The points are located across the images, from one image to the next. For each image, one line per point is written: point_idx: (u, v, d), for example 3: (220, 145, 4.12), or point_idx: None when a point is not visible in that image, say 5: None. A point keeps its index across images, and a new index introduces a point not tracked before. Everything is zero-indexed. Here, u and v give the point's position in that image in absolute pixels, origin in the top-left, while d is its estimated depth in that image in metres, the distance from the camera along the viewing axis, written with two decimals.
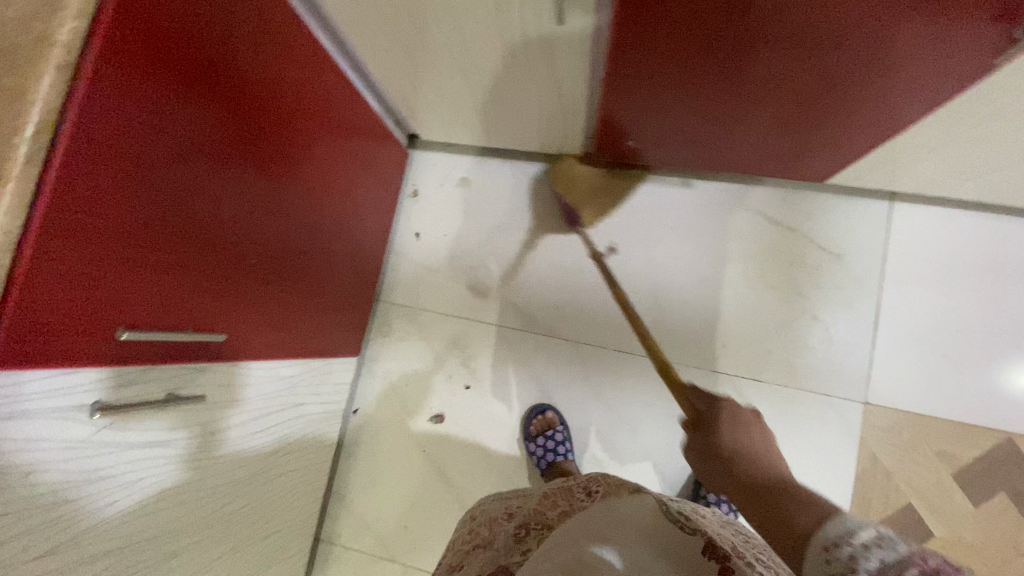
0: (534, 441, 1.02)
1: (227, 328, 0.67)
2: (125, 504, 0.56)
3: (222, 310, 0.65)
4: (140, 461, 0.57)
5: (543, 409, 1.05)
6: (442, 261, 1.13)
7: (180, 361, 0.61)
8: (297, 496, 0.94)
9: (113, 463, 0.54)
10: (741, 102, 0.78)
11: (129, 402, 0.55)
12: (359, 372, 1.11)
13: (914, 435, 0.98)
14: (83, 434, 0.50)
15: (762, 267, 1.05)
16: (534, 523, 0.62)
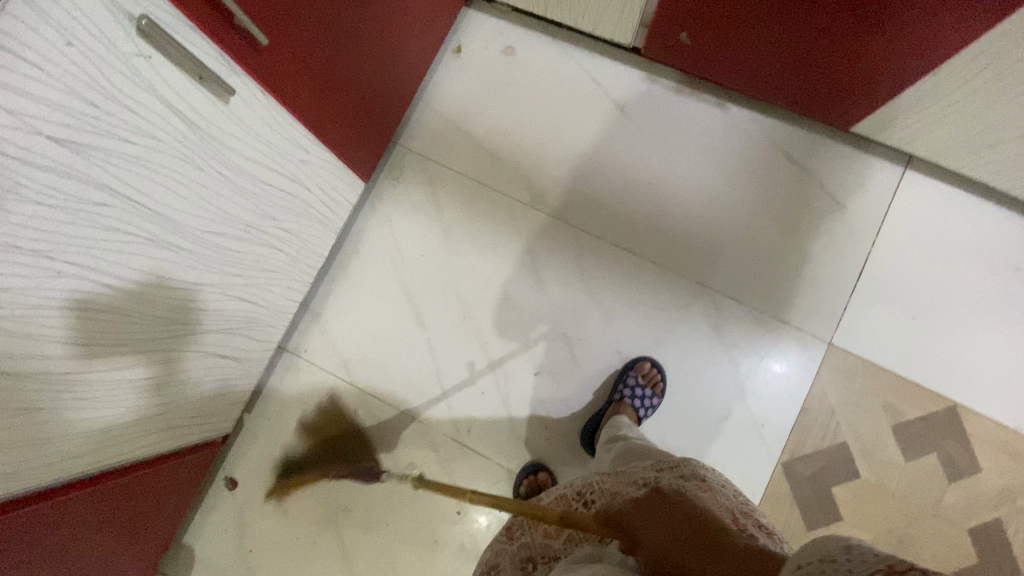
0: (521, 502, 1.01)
1: (275, 55, 0.68)
2: (94, 419, 0.69)
3: (274, 27, 0.65)
4: (114, 393, 0.69)
5: (535, 470, 1.04)
6: (468, 121, 1.15)
7: (232, 58, 0.62)
8: (282, 285, 0.95)
9: (89, 396, 0.66)
10: (804, 7, 0.80)
11: (106, 350, 0.64)
12: (364, 204, 1.14)
13: (868, 384, 1.03)
14: (67, 375, 0.61)
15: (770, 198, 1.08)
16: (545, 556, 0.68)
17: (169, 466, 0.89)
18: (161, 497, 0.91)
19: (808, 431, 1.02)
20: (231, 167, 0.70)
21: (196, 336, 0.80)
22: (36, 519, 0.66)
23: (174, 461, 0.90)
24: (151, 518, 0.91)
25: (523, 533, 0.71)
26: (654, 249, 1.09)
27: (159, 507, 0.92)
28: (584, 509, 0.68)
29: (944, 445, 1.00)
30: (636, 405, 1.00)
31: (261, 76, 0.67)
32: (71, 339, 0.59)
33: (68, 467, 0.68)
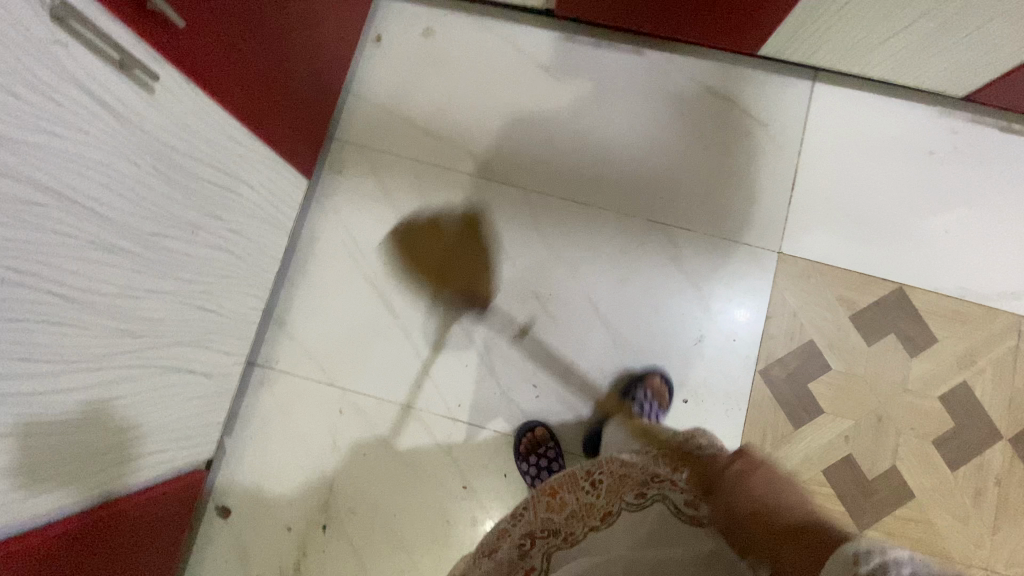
0: (526, 460, 1.02)
1: (193, 43, 0.67)
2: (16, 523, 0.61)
3: (193, 16, 0.65)
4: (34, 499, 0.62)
5: (533, 426, 1.05)
6: (399, 105, 1.16)
7: (147, 44, 0.60)
8: (241, 291, 0.93)
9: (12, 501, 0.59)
10: None
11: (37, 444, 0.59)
12: (310, 205, 1.13)
13: (821, 282, 1.09)
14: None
15: (699, 129, 1.14)
16: (543, 531, 0.70)
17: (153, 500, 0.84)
18: (149, 536, 0.85)
19: (776, 337, 1.07)
20: (168, 162, 0.68)
21: (158, 350, 0.77)
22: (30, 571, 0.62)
23: (156, 495, 0.84)
24: (141, 561, 0.85)
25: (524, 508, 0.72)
26: (602, 195, 1.13)
27: (147, 549, 0.86)
28: (586, 487, 0.69)
29: (900, 324, 1.08)
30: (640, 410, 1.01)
31: (184, 66, 0.67)
32: (25, 355, 0.55)
33: (41, 505, 0.63)
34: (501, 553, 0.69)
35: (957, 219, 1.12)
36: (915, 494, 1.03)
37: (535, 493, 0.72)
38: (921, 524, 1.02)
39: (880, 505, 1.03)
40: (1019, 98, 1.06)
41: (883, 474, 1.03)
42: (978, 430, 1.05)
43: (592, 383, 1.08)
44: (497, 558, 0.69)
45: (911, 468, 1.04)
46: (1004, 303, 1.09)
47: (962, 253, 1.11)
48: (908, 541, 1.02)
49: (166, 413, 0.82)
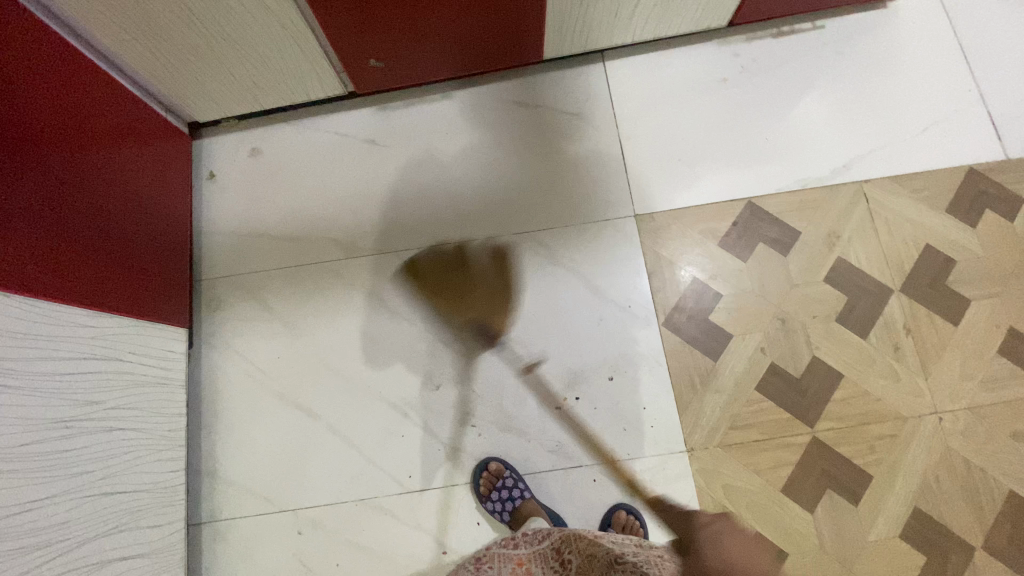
0: (491, 499, 1.03)
1: (8, 259, 0.71)
2: None
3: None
4: None
5: (486, 463, 1.06)
6: (252, 227, 1.21)
7: None
8: (151, 461, 0.93)
9: None
10: None
11: None
12: (201, 350, 1.15)
13: (682, 225, 1.16)
14: None
15: (524, 139, 1.23)
16: None
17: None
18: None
19: (665, 288, 1.13)
20: (13, 372, 0.70)
21: (73, 553, 0.75)
22: None
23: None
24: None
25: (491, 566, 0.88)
26: (464, 229, 1.19)
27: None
28: (555, 565, 0.85)
29: (763, 232, 1.16)
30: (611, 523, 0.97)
31: (7, 280, 0.71)
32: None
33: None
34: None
35: (771, 124, 1.22)
36: (843, 374, 1.08)
37: (506, 557, 0.90)
38: (860, 398, 1.07)
39: (818, 397, 1.07)
40: (769, 9, 1.19)
41: (808, 368, 1.09)
42: (871, 295, 1.12)
43: (523, 400, 1.10)
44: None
45: (829, 352, 1.09)
46: (840, 177, 1.19)
47: (788, 151, 1.21)
48: (857, 418, 1.06)
49: None
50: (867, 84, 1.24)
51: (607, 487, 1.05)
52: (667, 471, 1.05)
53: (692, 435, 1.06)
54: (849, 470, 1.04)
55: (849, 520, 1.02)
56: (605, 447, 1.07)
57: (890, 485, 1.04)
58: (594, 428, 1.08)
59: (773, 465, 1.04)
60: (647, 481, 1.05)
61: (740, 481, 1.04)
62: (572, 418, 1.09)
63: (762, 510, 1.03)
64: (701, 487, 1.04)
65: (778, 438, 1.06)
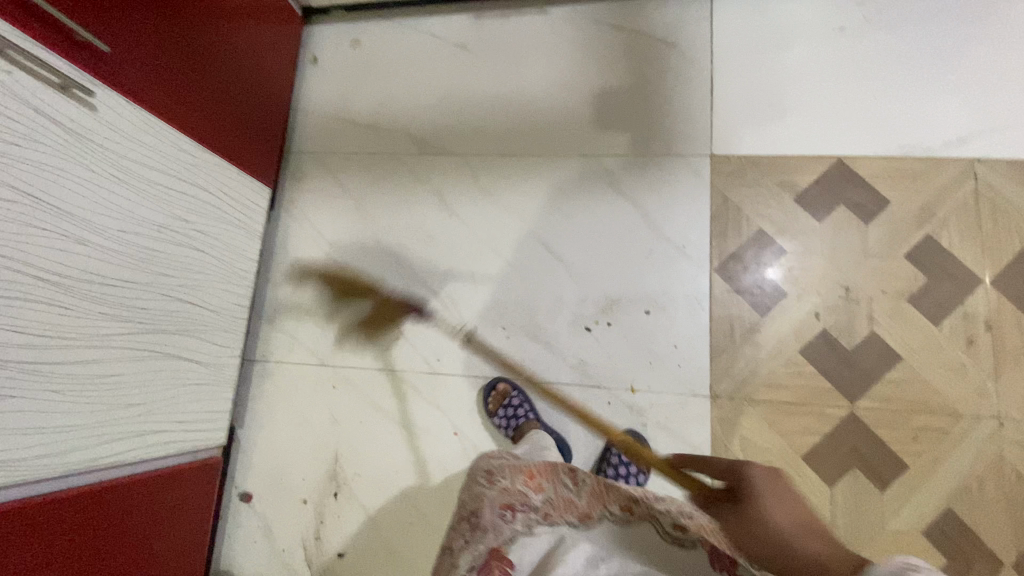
0: (498, 415, 1.08)
1: (134, 74, 0.83)
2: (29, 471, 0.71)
3: (126, 52, 0.81)
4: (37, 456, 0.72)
5: (495, 383, 1.11)
6: (340, 111, 1.29)
7: (95, 75, 0.77)
8: (222, 288, 1.05)
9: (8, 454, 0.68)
10: None
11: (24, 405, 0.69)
12: (279, 212, 1.26)
13: (758, 174, 1.11)
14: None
15: (612, 62, 1.21)
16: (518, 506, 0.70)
17: (158, 483, 0.92)
18: (162, 519, 0.93)
19: (725, 233, 1.09)
20: (123, 168, 0.82)
21: (151, 334, 0.89)
22: (51, 516, 0.73)
23: (162, 477, 0.92)
24: (159, 543, 0.92)
25: (503, 478, 0.75)
26: (534, 142, 1.20)
27: (163, 531, 0.93)
28: (568, 480, 0.73)
29: (846, 195, 1.08)
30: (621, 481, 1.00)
31: (130, 92, 0.83)
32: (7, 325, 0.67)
33: (46, 468, 0.73)
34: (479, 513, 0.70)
35: (883, 84, 1.12)
36: (901, 356, 1.01)
37: (517, 469, 0.76)
38: (914, 384, 1.00)
39: (866, 374, 1.01)
40: None
41: (863, 343, 1.02)
42: (956, 281, 1.03)
43: (557, 316, 1.12)
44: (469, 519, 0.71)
45: (891, 331, 1.02)
46: (949, 152, 1.08)
47: (895, 116, 1.11)
48: (906, 404, 0.99)
49: (169, 396, 0.93)
50: (1011, 55, 1.10)
51: (622, 413, 1.06)
52: (685, 410, 1.04)
53: (720, 382, 1.04)
54: (884, 455, 0.98)
55: (870, 504, 0.97)
56: (628, 375, 1.07)
57: (926, 479, 0.97)
58: (621, 355, 1.08)
59: (800, 430, 1.00)
60: (662, 416, 1.04)
61: (760, 437, 1.01)
62: (601, 341, 1.10)
63: (777, 470, 0.99)
64: (717, 435, 1.02)
65: (812, 405, 1.01)
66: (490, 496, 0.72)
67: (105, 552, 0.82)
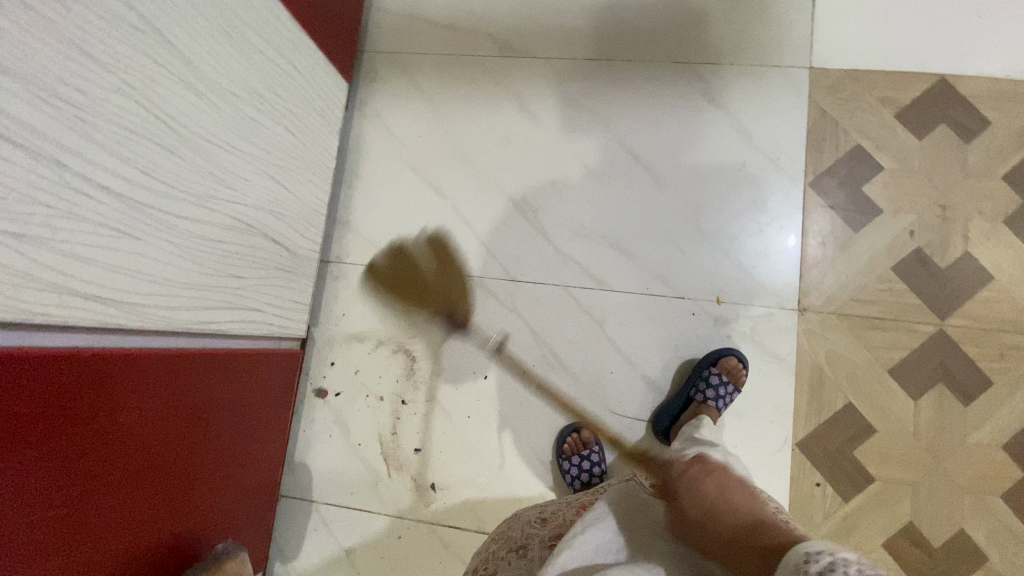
0: (568, 460, 1.02)
1: None
2: (152, 320, 0.71)
3: None
4: (159, 310, 0.72)
5: (578, 428, 1.05)
6: (416, 8, 1.23)
7: None
8: (309, 178, 1.03)
9: (136, 300, 0.68)
10: None
11: (154, 253, 0.69)
12: (353, 113, 1.22)
13: (858, 88, 1.08)
14: (123, 266, 0.64)
15: None
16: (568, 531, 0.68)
17: (237, 362, 0.88)
18: (245, 399, 0.91)
19: (820, 148, 1.07)
20: (230, 23, 0.77)
21: (249, 210, 0.86)
22: (164, 374, 0.73)
23: (240, 356, 0.89)
24: (247, 423, 0.92)
25: (555, 517, 0.73)
26: (621, 47, 1.15)
27: (241, 413, 0.90)
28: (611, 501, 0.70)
29: (948, 113, 1.05)
30: (718, 404, 0.99)
31: None
32: (128, 159, 0.63)
33: (155, 322, 0.71)
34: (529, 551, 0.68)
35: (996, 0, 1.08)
36: (993, 276, 1.00)
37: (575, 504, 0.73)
38: (1004, 304, 0.99)
39: (957, 292, 1.00)
40: None
41: (957, 262, 1.01)
42: None
43: (642, 226, 1.10)
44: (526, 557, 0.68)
45: (985, 250, 1.01)
46: None
47: (1006, 33, 1.06)
48: (995, 323, 0.99)
49: (261, 277, 0.92)
50: None
51: (705, 323, 1.06)
52: (772, 323, 1.03)
53: (809, 296, 1.03)
54: (971, 371, 0.98)
55: (952, 417, 0.98)
56: (713, 287, 1.06)
57: (1010, 396, 0.97)
58: (708, 266, 1.07)
59: (887, 345, 1.00)
60: (748, 327, 1.04)
61: (846, 350, 1.01)
62: (687, 252, 1.08)
63: (862, 382, 1.00)
64: (803, 347, 1.02)
65: (901, 321, 1.00)
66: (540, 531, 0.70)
67: (209, 432, 0.83)
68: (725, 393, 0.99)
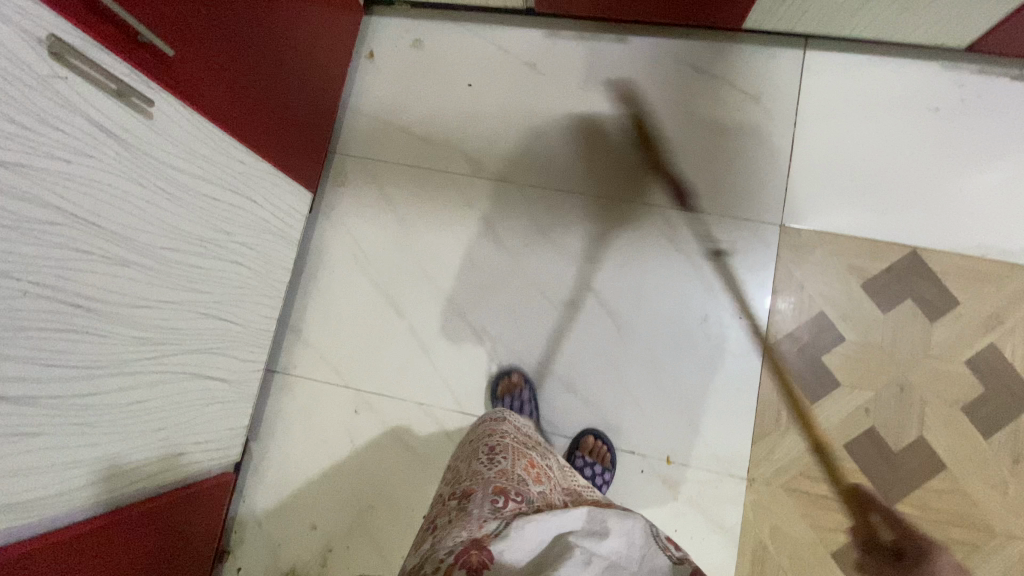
0: None
1: (191, 82, 0.75)
2: (59, 503, 0.67)
3: (186, 54, 0.72)
4: (69, 490, 0.68)
5: None
6: (392, 114, 1.21)
7: (156, 83, 0.68)
8: (257, 301, 1.00)
9: (40, 491, 0.64)
10: None
11: (63, 441, 0.66)
12: (316, 216, 1.19)
13: (828, 252, 1.06)
14: (25, 466, 0.61)
15: (690, 108, 1.14)
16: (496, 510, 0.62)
17: (160, 511, 0.84)
18: (172, 542, 0.88)
19: (785, 310, 1.05)
20: (174, 182, 0.75)
21: (181, 356, 0.83)
22: (81, 553, 0.70)
23: (167, 502, 0.85)
24: (171, 566, 0.89)
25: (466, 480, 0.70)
26: (596, 181, 1.14)
27: (166, 557, 0.87)
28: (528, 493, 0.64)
29: (915, 288, 1.04)
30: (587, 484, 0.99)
31: (185, 93, 0.74)
32: (29, 359, 0.59)
33: (57, 509, 0.67)
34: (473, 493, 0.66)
35: (973, 176, 1.07)
36: (946, 465, 0.98)
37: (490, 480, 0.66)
38: (954, 495, 0.97)
39: (908, 478, 0.98)
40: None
41: (910, 446, 0.99)
42: (1014, 396, 0.99)
43: (599, 371, 1.07)
44: (468, 499, 0.65)
45: (940, 437, 0.99)
46: None
47: (980, 212, 1.05)
48: (943, 514, 0.97)
49: (190, 417, 0.88)
50: None
51: (651, 481, 1.03)
52: (720, 490, 1.01)
53: (758, 465, 1.01)
54: (916, 563, 0.96)
55: None
56: (664, 444, 1.04)
57: None
58: (661, 421, 1.04)
59: (833, 526, 0.98)
60: (694, 493, 1.01)
61: (791, 528, 0.98)
62: (640, 404, 1.05)
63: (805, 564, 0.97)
64: (748, 519, 0.99)
65: (848, 503, 0.98)
66: (486, 477, 0.67)
67: None
68: (594, 474, 1.00)
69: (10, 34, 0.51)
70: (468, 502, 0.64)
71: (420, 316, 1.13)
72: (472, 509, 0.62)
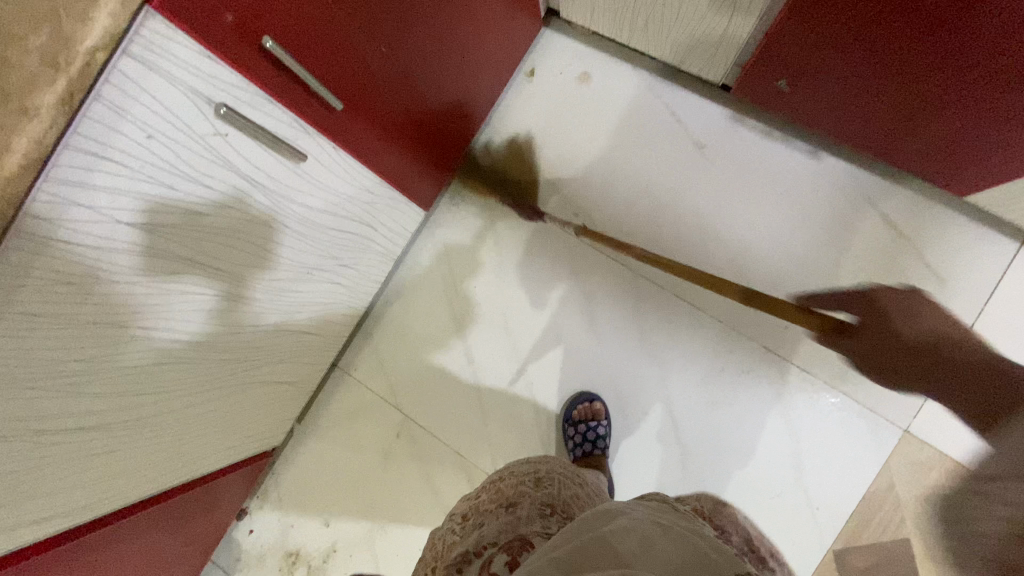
0: None
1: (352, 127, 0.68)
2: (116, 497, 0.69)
3: (353, 99, 0.66)
4: (129, 486, 0.70)
5: None
6: (533, 147, 1.11)
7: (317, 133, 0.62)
8: (342, 312, 0.98)
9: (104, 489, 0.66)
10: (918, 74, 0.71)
11: (136, 449, 0.67)
12: (421, 227, 1.14)
13: (942, 478, 0.95)
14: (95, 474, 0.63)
15: (860, 263, 0.99)
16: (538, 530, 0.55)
17: (200, 492, 0.87)
18: (202, 513, 0.92)
19: (868, 517, 0.96)
20: (303, 222, 0.70)
21: (260, 369, 0.82)
22: (121, 532, 0.73)
23: (209, 484, 0.88)
24: (195, 530, 0.94)
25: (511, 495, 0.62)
26: (721, 302, 1.03)
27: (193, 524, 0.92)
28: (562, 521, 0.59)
29: None
30: None
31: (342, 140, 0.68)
32: (125, 395, 0.59)
33: (114, 501, 0.70)
34: (520, 510, 0.60)
35: None
36: None
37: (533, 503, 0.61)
38: None
39: None
40: None
41: None
42: None
43: None
44: (515, 514, 0.59)
45: None
46: None
47: None
48: None
49: (252, 415, 0.90)
50: None
51: None
52: None
53: None
54: None
55: None
56: None
57: None
58: None
59: None
60: None
61: None
62: None
63: None
64: None
65: None
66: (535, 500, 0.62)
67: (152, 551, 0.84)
68: None
69: (179, 97, 0.45)
70: (515, 518, 0.58)
71: (490, 369, 1.09)
72: (524, 529, 0.57)
